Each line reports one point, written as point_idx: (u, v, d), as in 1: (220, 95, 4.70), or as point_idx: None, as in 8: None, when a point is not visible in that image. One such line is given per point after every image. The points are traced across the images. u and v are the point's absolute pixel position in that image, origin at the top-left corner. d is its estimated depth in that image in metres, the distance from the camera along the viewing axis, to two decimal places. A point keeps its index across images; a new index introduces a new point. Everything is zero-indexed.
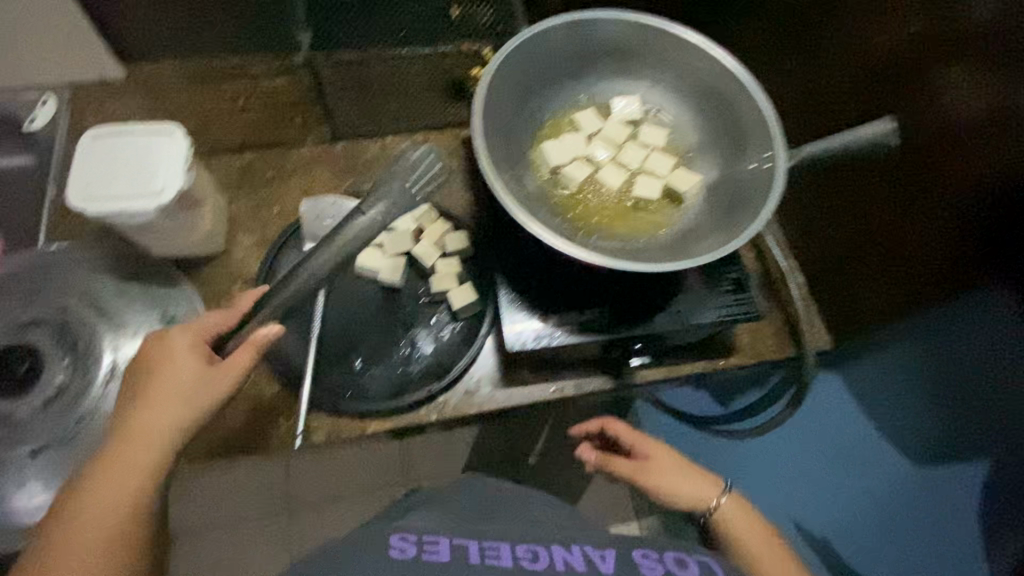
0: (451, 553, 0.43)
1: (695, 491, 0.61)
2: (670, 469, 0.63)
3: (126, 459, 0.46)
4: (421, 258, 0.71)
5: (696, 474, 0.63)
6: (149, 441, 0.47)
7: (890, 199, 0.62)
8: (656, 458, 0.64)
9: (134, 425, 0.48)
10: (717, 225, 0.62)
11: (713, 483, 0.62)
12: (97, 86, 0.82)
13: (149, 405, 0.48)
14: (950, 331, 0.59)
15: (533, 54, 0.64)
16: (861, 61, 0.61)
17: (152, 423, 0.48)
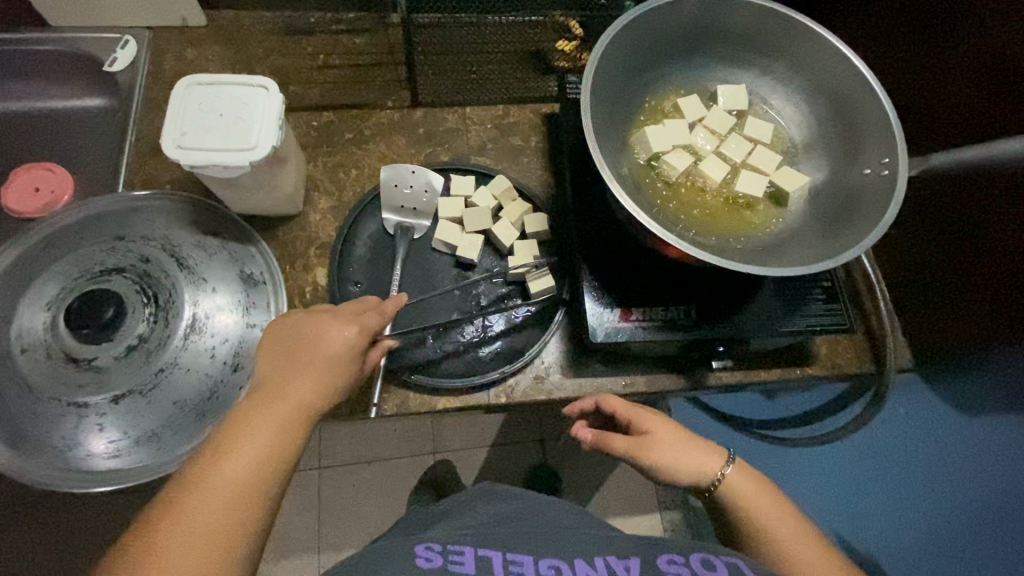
0: (477, 567, 0.42)
1: (698, 463, 0.54)
2: (670, 440, 0.56)
3: (278, 414, 0.41)
4: (501, 237, 0.69)
5: (698, 444, 0.56)
6: (313, 385, 0.44)
7: (1011, 218, 0.58)
8: (655, 431, 0.57)
9: (303, 367, 0.44)
10: (822, 231, 0.59)
11: (715, 454, 0.55)
12: (181, 30, 0.80)
13: (323, 352, 0.46)
14: None
15: (645, 31, 0.60)
16: (1002, 65, 0.56)
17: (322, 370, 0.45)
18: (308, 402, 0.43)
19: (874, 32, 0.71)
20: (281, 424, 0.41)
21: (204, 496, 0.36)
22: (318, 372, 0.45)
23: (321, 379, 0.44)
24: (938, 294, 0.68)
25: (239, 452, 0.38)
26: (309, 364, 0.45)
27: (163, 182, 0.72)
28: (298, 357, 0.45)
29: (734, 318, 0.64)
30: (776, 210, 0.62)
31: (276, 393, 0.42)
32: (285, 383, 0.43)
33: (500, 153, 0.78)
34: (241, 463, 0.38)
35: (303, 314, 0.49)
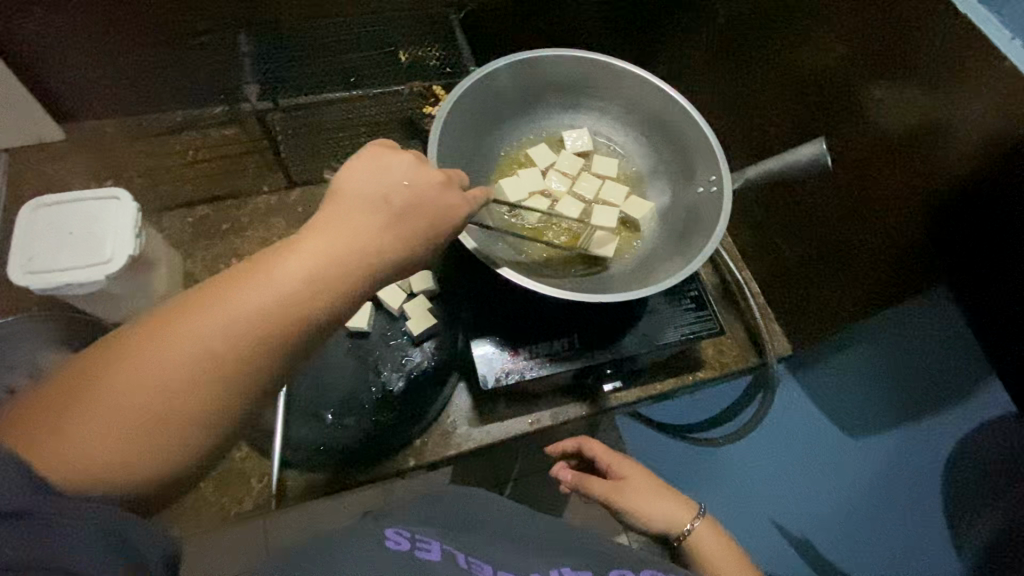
0: (444, 554, 0.42)
1: (669, 512, 0.60)
2: (643, 488, 0.62)
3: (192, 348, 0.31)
4: (387, 301, 0.71)
5: (673, 495, 0.62)
6: (281, 296, 0.33)
7: (833, 209, 0.66)
8: (629, 477, 0.63)
9: (264, 265, 0.34)
10: (673, 248, 0.64)
11: (686, 506, 0.61)
12: (38, 147, 0.79)
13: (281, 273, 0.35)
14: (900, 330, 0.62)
15: (482, 95, 0.65)
16: (790, 83, 0.65)
17: (329, 244, 0.36)
18: (288, 308, 0.33)
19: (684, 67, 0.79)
20: (231, 328, 0.32)
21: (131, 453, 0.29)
22: (338, 239, 0.36)
23: (357, 220, 0.38)
24: (796, 282, 0.76)
25: (157, 362, 0.30)
26: (291, 260, 0.34)
27: (28, 305, 0.69)
28: (293, 239, 0.36)
29: (616, 341, 0.68)
30: (632, 235, 0.68)
31: (205, 304, 0.32)
32: (222, 291, 0.33)
33: None
34: (149, 380, 0.30)
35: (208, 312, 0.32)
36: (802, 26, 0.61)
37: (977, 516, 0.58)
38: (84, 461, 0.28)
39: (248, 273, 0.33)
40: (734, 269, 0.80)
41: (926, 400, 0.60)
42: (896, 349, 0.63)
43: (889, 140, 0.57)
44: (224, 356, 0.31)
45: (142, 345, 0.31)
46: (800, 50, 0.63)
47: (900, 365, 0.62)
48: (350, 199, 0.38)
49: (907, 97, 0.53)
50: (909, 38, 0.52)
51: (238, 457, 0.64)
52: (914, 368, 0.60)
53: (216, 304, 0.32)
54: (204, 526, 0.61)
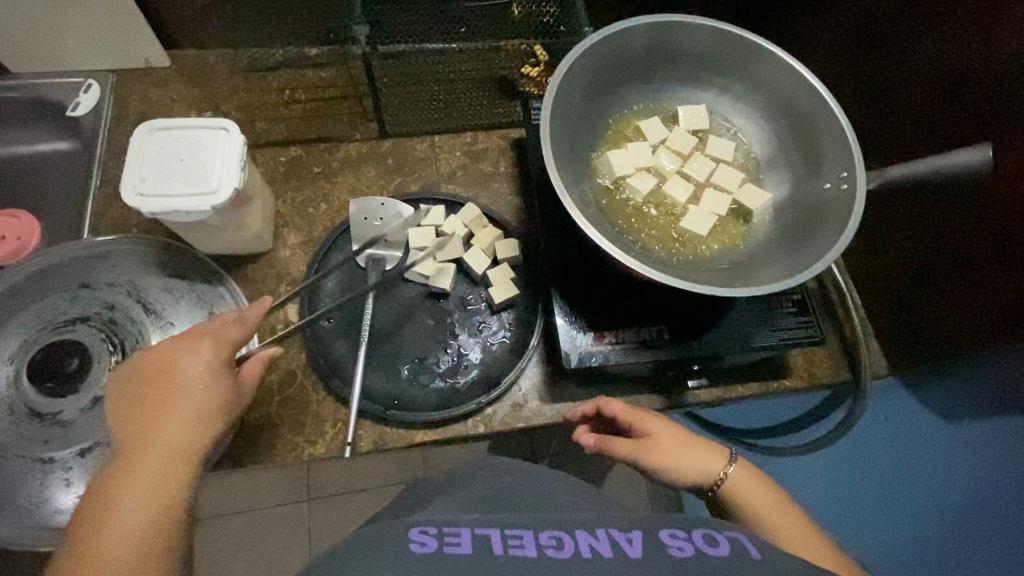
0: (476, 546, 0.37)
1: (701, 464, 0.55)
2: (672, 443, 0.57)
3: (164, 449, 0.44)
4: (472, 265, 0.69)
5: (701, 444, 0.57)
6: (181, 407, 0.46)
7: (972, 222, 0.59)
8: (656, 434, 0.58)
9: (153, 429, 0.44)
10: (786, 246, 0.59)
11: (715, 454, 0.56)
12: (144, 71, 0.80)
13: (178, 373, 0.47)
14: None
15: (605, 52, 0.60)
16: (951, 74, 0.58)
17: (183, 405, 0.46)
18: (195, 434, 0.45)
19: (830, 45, 0.72)
20: (168, 470, 0.43)
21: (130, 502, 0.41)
22: (192, 396, 0.46)
23: (190, 388, 0.47)
24: (909, 298, 0.69)
25: (124, 515, 0.40)
26: (166, 414, 0.45)
27: (129, 227, 0.72)
28: (153, 396, 0.46)
29: (706, 336, 0.64)
30: (742, 227, 0.63)
31: (138, 463, 0.43)
32: (147, 445, 0.44)
33: (470, 180, 0.78)
34: (120, 522, 0.40)
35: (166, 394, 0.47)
36: (979, 9, 0.54)
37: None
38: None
39: (148, 433, 0.44)
40: (838, 277, 0.75)
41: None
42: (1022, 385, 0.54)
43: None
44: (172, 483, 0.43)
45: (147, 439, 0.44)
46: (971, 38, 0.55)
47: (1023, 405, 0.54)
48: (160, 374, 0.47)
49: None
50: None
51: (314, 402, 0.64)
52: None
53: (147, 466, 0.43)
54: (276, 462, 0.62)
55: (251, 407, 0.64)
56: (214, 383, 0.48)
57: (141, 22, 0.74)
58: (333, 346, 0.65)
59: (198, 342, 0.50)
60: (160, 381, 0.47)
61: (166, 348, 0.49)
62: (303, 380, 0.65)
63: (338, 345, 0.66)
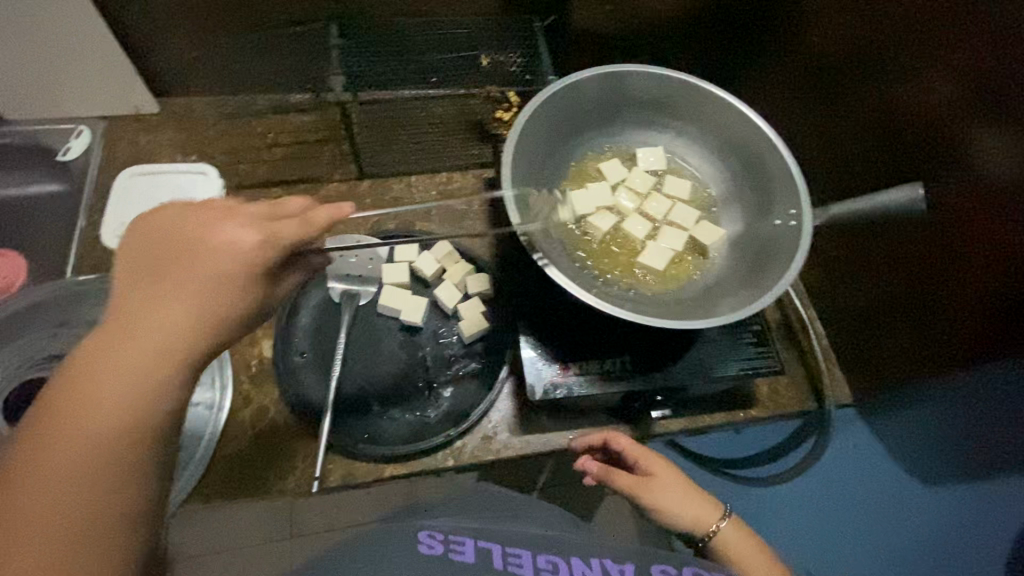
0: None
1: (696, 513, 0.59)
2: (671, 487, 0.60)
3: (159, 318, 0.36)
4: (443, 300, 0.71)
5: (699, 494, 0.61)
6: (205, 279, 0.38)
7: (920, 255, 0.63)
8: (659, 476, 0.61)
9: (136, 301, 0.37)
10: (742, 281, 0.62)
11: (712, 507, 0.60)
12: (134, 117, 0.84)
13: (210, 246, 0.39)
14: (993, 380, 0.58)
15: (566, 101, 0.65)
16: (890, 121, 0.63)
17: (149, 312, 0.37)
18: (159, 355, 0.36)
19: (786, 92, 0.76)
20: (125, 392, 0.35)
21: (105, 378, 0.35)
22: (189, 276, 0.38)
23: (208, 282, 0.38)
24: (866, 328, 0.72)
25: (75, 433, 0.34)
26: (169, 290, 0.37)
27: (110, 265, 0.74)
28: (173, 261, 0.38)
29: (668, 368, 0.66)
30: (700, 261, 0.67)
31: (118, 336, 0.36)
32: (125, 310, 0.37)
33: (444, 218, 0.81)
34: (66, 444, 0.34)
35: (210, 250, 0.39)
36: (917, 59, 0.59)
37: None
38: (35, 544, 0.33)
39: (144, 298, 0.37)
40: (799, 308, 0.78)
41: (995, 461, 0.61)
42: (985, 415, 0.60)
43: (992, 188, 0.54)
44: (160, 366, 0.36)
45: (153, 301, 0.37)
46: (909, 85, 0.60)
47: (980, 435, 0.61)
48: (174, 249, 0.39)
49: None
50: None
51: (286, 436, 0.65)
52: (997, 438, 0.60)
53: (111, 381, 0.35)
54: (246, 497, 0.63)
55: (223, 443, 0.65)
56: (233, 288, 0.39)
57: (132, 73, 0.78)
58: (306, 380, 0.67)
59: (236, 227, 0.40)
60: (128, 276, 0.38)
61: (183, 217, 0.40)
62: (277, 414, 0.67)
63: (310, 380, 0.67)
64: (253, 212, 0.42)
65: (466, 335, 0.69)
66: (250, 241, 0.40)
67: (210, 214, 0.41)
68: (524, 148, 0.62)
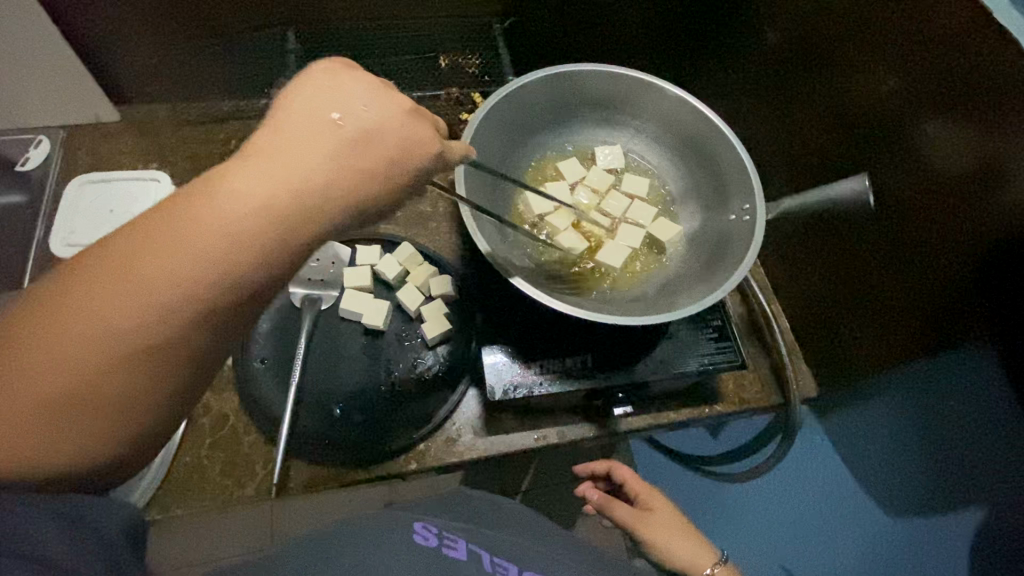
0: (469, 555, 0.43)
1: (690, 553, 0.60)
2: (669, 525, 0.62)
3: (261, 174, 0.33)
4: (406, 303, 0.71)
5: (697, 538, 0.62)
6: (331, 145, 0.36)
7: (877, 246, 0.64)
8: (657, 511, 0.64)
9: (265, 156, 0.34)
10: (698, 276, 0.62)
11: (709, 551, 0.61)
12: (95, 126, 0.83)
13: (327, 115, 0.36)
14: (952, 373, 0.58)
15: (521, 101, 0.65)
16: (842, 115, 0.64)
17: (273, 169, 0.34)
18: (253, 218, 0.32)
19: (741, 89, 0.77)
20: (203, 244, 0.31)
21: (190, 234, 0.31)
22: (333, 147, 0.36)
23: (324, 147, 0.35)
24: (827, 320, 0.73)
25: (140, 280, 0.30)
26: (284, 148, 0.35)
27: None
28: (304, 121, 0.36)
29: (630, 365, 0.66)
30: (658, 257, 0.67)
31: (219, 189, 0.32)
32: (279, 162, 0.34)
33: (409, 220, 0.81)
34: (131, 295, 0.30)
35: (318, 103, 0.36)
36: (866, 52, 0.60)
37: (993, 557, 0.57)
38: (71, 407, 0.29)
39: (272, 154, 0.34)
40: (763, 303, 0.78)
41: (951, 469, 0.61)
42: (945, 412, 0.60)
43: (943, 178, 0.55)
44: (260, 228, 0.32)
45: (282, 154, 0.34)
46: (859, 79, 0.61)
47: (942, 435, 0.61)
48: (312, 108, 0.36)
49: (973, 134, 0.52)
50: (975, 75, 0.51)
51: (246, 443, 0.65)
52: (955, 449, 0.60)
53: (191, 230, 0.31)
54: (206, 505, 0.62)
55: (182, 451, 0.64)
56: (352, 159, 0.36)
57: (90, 81, 0.78)
58: (266, 386, 0.66)
59: (368, 101, 0.37)
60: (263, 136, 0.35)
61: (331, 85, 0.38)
62: (237, 421, 0.66)
63: (270, 385, 0.66)
64: (376, 95, 0.38)
65: (428, 337, 0.69)
66: (376, 115, 0.37)
67: (353, 83, 0.38)
68: (479, 146, 0.62)
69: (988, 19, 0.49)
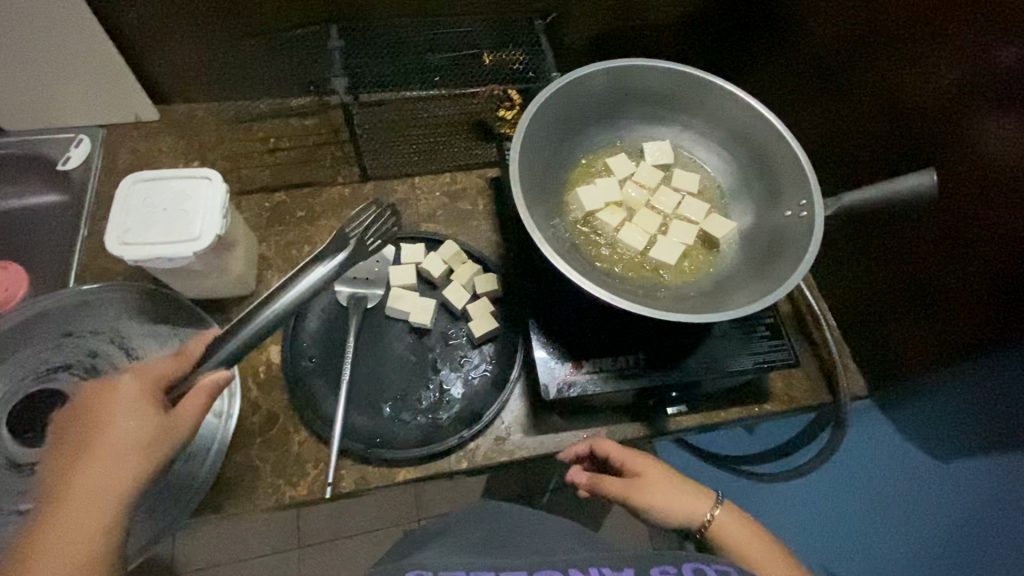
0: None
1: (689, 506, 0.57)
2: (661, 482, 0.58)
3: (84, 486, 0.43)
4: (453, 301, 0.70)
5: (687, 487, 0.58)
6: (131, 440, 0.46)
7: (935, 242, 0.62)
8: (645, 473, 0.59)
9: (80, 473, 0.44)
10: (754, 272, 0.61)
11: (704, 497, 0.58)
12: (133, 126, 0.83)
13: (109, 416, 0.46)
14: (1017, 382, 0.55)
15: (571, 95, 0.64)
16: (899, 107, 0.63)
17: (85, 491, 0.43)
18: (126, 472, 0.45)
19: (791, 83, 0.76)
20: (91, 504, 0.43)
21: (56, 554, 0.41)
22: (119, 438, 0.45)
23: (118, 454, 0.45)
24: (880, 317, 0.72)
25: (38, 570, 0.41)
26: (96, 462, 0.44)
27: (114, 274, 0.73)
28: (84, 442, 0.45)
29: (682, 364, 0.65)
30: (709, 253, 0.66)
31: (64, 502, 0.43)
32: (78, 481, 0.44)
33: (449, 218, 0.81)
34: (49, 574, 0.40)
35: (91, 408, 0.47)
36: (925, 44, 0.59)
37: None
38: None
39: (83, 477, 0.44)
40: (811, 300, 0.77)
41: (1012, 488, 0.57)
42: (1007, 425, 0.57)
43: (1008, 171, 0.53)
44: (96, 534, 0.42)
45: (89, 467, 0.44)
46: (917, 72, 0.60)
47: (1010, 446, 0.57)
48: (92, 424, 0.46)
49: None
50: None
51: (296, 442, 0.65)
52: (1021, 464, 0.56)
53: (74, 502, 0.43)
54: (257, 505, 0.62)
55: (234, 451, 0.64)
56: (142, 447, 0.46)
57: (132, 80, 0.78)
58: (315, 385, 0.66)
59: (129, 409, 0.47)
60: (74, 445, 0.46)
61: (100, 392, 0.48)
62: (285, 421, 0.66)
63: (320, 384, 0.66)
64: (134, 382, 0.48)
65: (476, 334, 0.68)
66: (137, 420, 0.46)
67: (124, 400, 0.47)
68: (529, 143, 0.61)
69: None
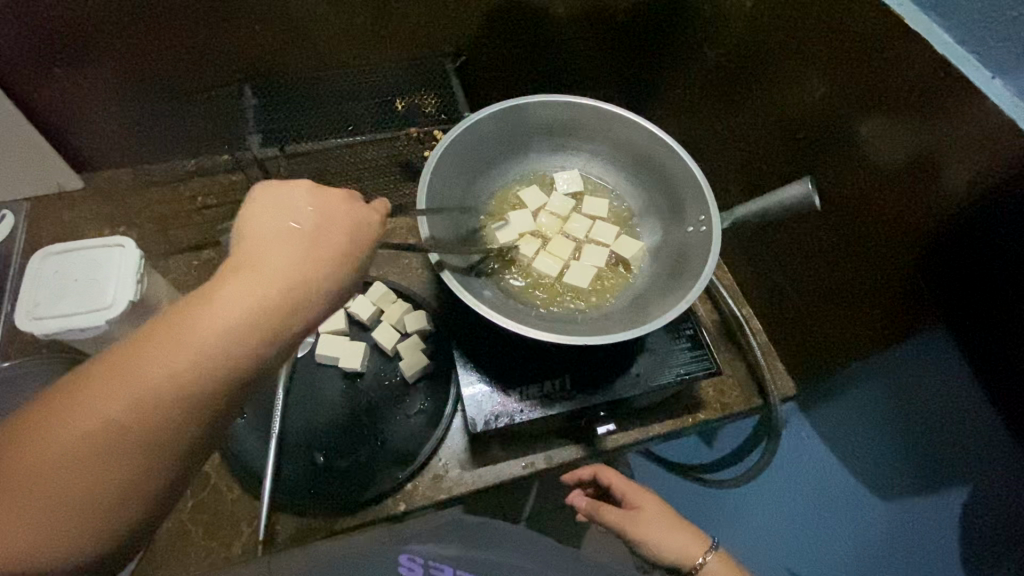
0: None
1: (680, 546, 0.63)
2: (655, 517, 0.65)
3: (250, 282, 0.39)
4: (382, 342, 0.71)
5: (684, 529, 0.65)
6: (322, 258, 0.42)
7: (831, 244, 0.66)
8: (643, 508, 0.66)
9: (253, 271, 0.39)
10: (664, 288, 0.64)
11: (700, 541, 0.64)
12: (59, 196, 0.83)
13: (318, 219, 0.44)
14: (911, 368, 0.60)
15: (478, 135, 0.67)
16: (782, 121, 0.67)
17: (258, 283, 0.39)
18: (289, 293, 0.39)
19: (689, 104, 0.81)
20: (244, 319, 0.37)
21: (199, 339, 0.36)
22: (308, 256, 0.42)
23: (308, 264, 0.41)
24: (797, 320, 0.75)
25: (140, 371, 0.34)
26: (269, 266, 0.40)
27: (40, 347, 0.72)
28: (258, 249, 0.41)
29: (608, 383, 0.67)
30: (623, 274, 0.69)
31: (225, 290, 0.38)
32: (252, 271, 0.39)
33: (380, 260, 0.82)
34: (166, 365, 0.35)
35: (287, 191, 0.45)
36: (795, 62, 0.63)
37: (983, 547, 0.58)
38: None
39: (253, 269, 0.40)
40: (733, 306, 0.79)
41: (936, 466, 0.61)
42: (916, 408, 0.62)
43: (886, 174, 0.57)
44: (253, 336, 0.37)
45: (261, 267, 0.40)
46: (792, 88, 0.65)
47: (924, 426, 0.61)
48: (281, 219, 0.43)
49: (905, 130, 0.54)
50: (902, 74, 0.53)
51: (230, 500, 0.64)
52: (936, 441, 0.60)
53: (236, 297, 0.38)
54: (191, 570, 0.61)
55: (165, 516, 0.63)
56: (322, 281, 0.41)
57: (53, 153, 0.79)
58: (246, 441, 0.65)
59: (334, 211, 0.45)
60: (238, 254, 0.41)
61: (303, 199, 0.45)
62: (219, 480, 0.65)
63: (251, 439, 0.66)
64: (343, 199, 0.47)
65: (407, 373, 0.69)
66: (337, 233, 0.44)
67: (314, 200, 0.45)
68: (439, 183, 0.64)
69: (902, 23, 0.52)
